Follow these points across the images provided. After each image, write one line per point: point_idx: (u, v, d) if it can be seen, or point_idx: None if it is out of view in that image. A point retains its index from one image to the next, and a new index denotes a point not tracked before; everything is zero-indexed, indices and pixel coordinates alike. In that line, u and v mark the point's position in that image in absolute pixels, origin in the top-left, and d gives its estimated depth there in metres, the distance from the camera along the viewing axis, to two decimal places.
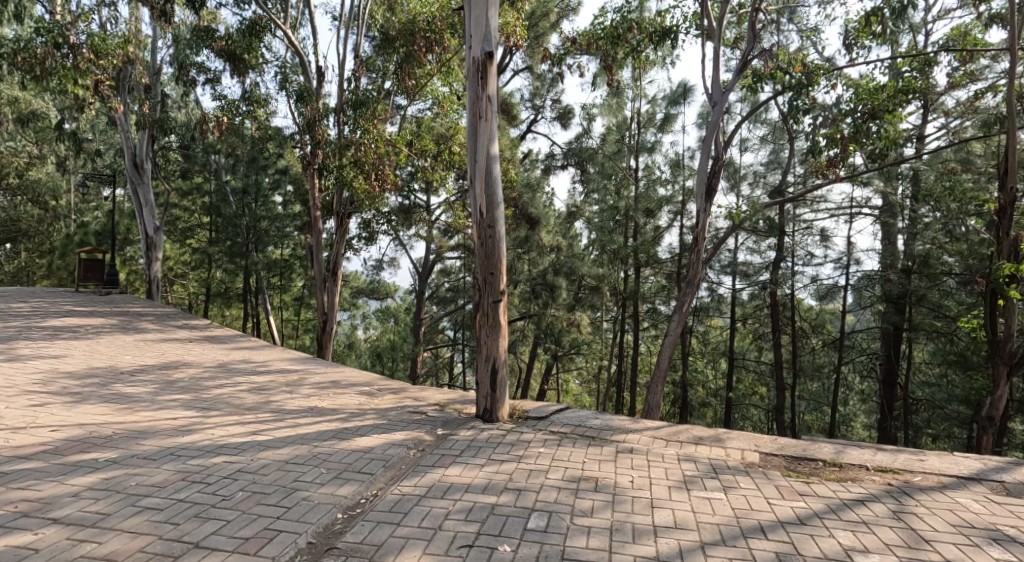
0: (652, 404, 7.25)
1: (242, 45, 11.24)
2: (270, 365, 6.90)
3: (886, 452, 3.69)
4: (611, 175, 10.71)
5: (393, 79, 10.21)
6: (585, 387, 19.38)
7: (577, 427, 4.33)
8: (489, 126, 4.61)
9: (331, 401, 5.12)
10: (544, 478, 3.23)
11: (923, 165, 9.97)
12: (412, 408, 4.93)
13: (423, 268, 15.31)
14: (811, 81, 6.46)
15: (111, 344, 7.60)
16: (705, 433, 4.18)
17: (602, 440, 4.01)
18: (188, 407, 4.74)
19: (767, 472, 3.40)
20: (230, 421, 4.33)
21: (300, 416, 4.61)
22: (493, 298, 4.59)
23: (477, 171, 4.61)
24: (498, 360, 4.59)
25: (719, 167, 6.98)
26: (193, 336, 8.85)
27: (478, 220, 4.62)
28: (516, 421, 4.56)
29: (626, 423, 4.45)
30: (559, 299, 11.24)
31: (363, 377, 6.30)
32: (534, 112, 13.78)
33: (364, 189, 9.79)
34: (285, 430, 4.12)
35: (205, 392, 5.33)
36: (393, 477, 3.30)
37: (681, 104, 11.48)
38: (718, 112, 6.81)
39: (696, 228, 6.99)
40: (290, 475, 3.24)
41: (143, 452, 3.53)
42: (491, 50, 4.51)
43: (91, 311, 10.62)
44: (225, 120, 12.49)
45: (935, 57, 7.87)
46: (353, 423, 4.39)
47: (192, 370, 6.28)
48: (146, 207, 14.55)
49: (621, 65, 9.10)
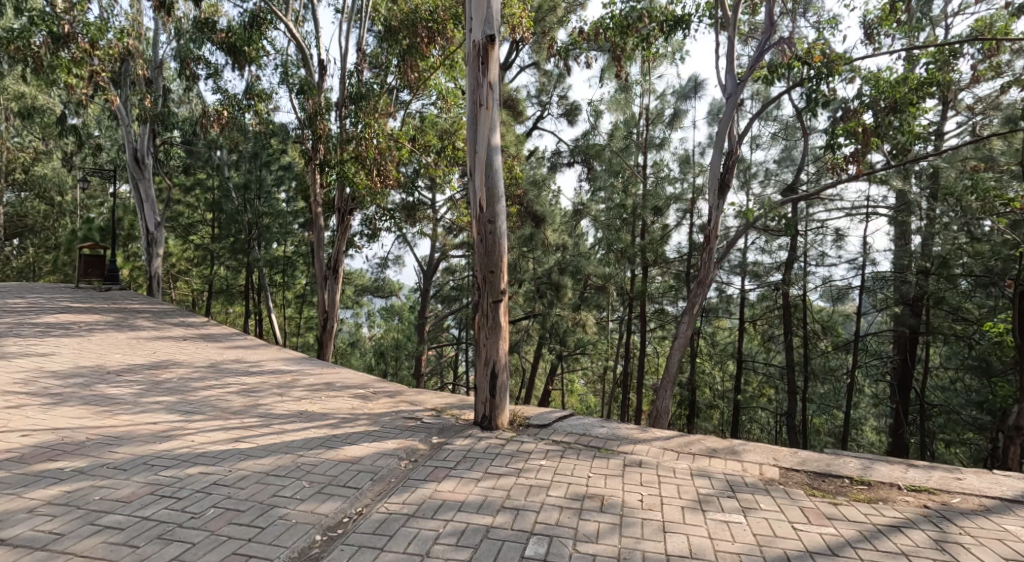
0: (660, 411, 6.95)
1: (243, 37, 10.98)
2: (263, 365, 6.65)
3: (918, 469, 3.40)
4: (618, 173, 10.38)
5: (396, 73, 9.97)
6: (591, 388, 19.08)
7: (581, 436, 4.05)
8: (490, 115, 4.35)
9: (322, 405, 4.86)
10: (544, 496, 2.96)
11: (942, 163, 9.58)
12: (407, 414, 4.66)
13: (428, 267, 15.07)
14: (834, 72, 6.09)
15: (103, 342, 7.39)
16: (719, 445, 3.90)
17: (609, 452, 3.74)
18: (171, 410, 4.49)
19: (791, 491, 3.12)
20: (212, 426, 4.07)
21: (288, 420, 4.35)
22: (493, 298, 4.31)
23: (477, 164, 4.35)
24: (498, 364, 4.32)
25: (733, 164, 6.68)
26: (189, 334, 8.63)
27: (478, 215, 4.35)
28: (517, 429, 4.28)
29: (634, 433, 4.17)
30: (564, 298, 10.98)
31: (359, 379, 6.03)
32: (540, 108, 13.49)
33: (365, 185, 9.53)
34: (270, 437, 3.87)
35: (192, 393, 5.08)
36: (380, 493, 3.03)
37: (690, 98, 11.15)
38: (732, 104, 6.50)
39: (708, 226, 6.66)
40: (269, 489, 2.99)
41: (114, 461, 3.28)
42: (492, 34, 4.24)
43: (88, 307, 10.39)
44: (224, 114, 12.26)
45: (960, 49, 7.55)
46: (344, 430, 4.14)
47: (182, 369, 6.04)
48: (146, 202, 14.37)
49: (630, 57, 8.80)
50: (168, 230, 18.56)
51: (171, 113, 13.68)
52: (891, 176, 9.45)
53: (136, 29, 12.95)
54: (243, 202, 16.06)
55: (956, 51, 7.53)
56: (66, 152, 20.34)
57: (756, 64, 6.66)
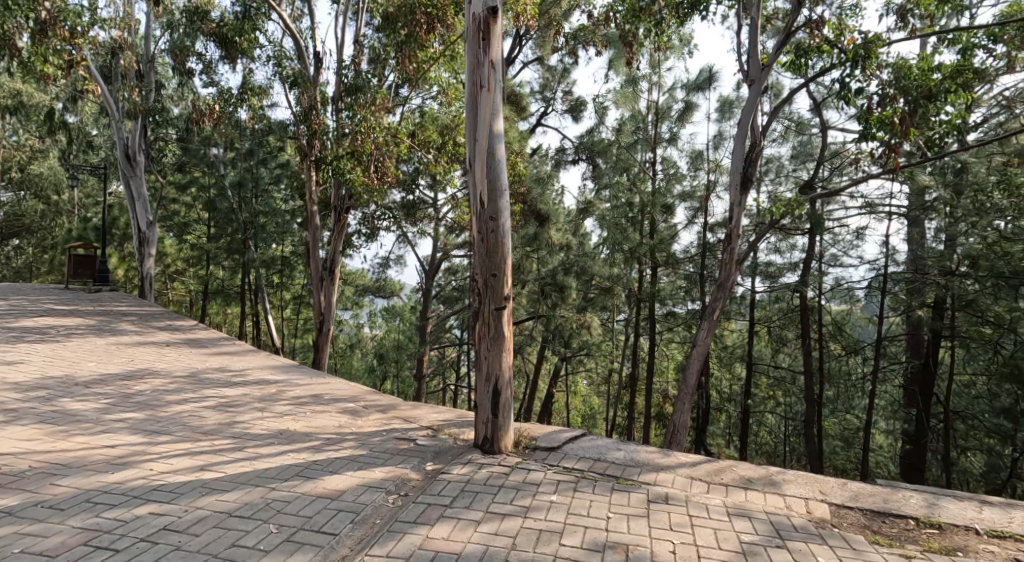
0: (678, 426, 6.43)
1: (235, 28, 10.42)
2: (248, 374, 6.19)
3: (994, 508, 2.91)
4: (624, 171, 9.93)
5: (395, 65, 9.51)
6: (595, 392, 18.59)
7: (595, 463, 3.56)
8: (492, 97, 3.86)
9: (306, 423, 4.37)
10: (557, 546, 2.47)
11: (973, 158, 9.03)
12: (400, 434, 4.18)
13: (430, 267, 14.55)
14: (870, 55, 5.29)
15: (81, 348, 6.93)
16: (755, 474, 3.40)
17: (628, 483, 3.26)
18: (134, 430, 4.00)
19: (849, 537, 2.63)
20: (177, 451, 3.58)
21: (265, 442, 3.87)
22: (495, 304, 3.82)
23: (477, 153, 3.88)
24: (501, 379, 3.83)
25: (756, 157, 6.15)
26: (173, 339, 8.16)
27: (479, 211, 3.87)
28: (522, 453, 3.80)
29: (655, 458, 3.69)
30: (568, 299, 10.56)
31: (350, 391, 5.55)
32: (544, 104, 13.02)
33: (361, 182, 9.02)
34: (242, 464, 3.39)
35: (162, 409, 4.60)
36: (361, 541, 2.55)
37: (702, 91, 10.62)
38: (757, 91, 6.00)
39: (729, 224, 6.17)
40: (229, 536, 2.50)
41: (51, 498, 2.79)
42: (495, 5, 3.75)
43: (71, 310, 9.90)
44: (217, 109, 11.83)
45: (1002, 32, 6.97)
46: (327, 454, 3.66)
47: (159, 380, 5.55)
48: (138, 200, 13.91)
49: (641, 45, 8.27)
50: (163, 230, 18.12)
51: (163, 108, 13.23)
52: (918, 171, 8.85)
53: (123, 20, 12.48)
54: (239, 200, 15.59)
55: (990, 36, 6.98)
56: (61, 150, 19.90)
57: (780, 49, 6.10)
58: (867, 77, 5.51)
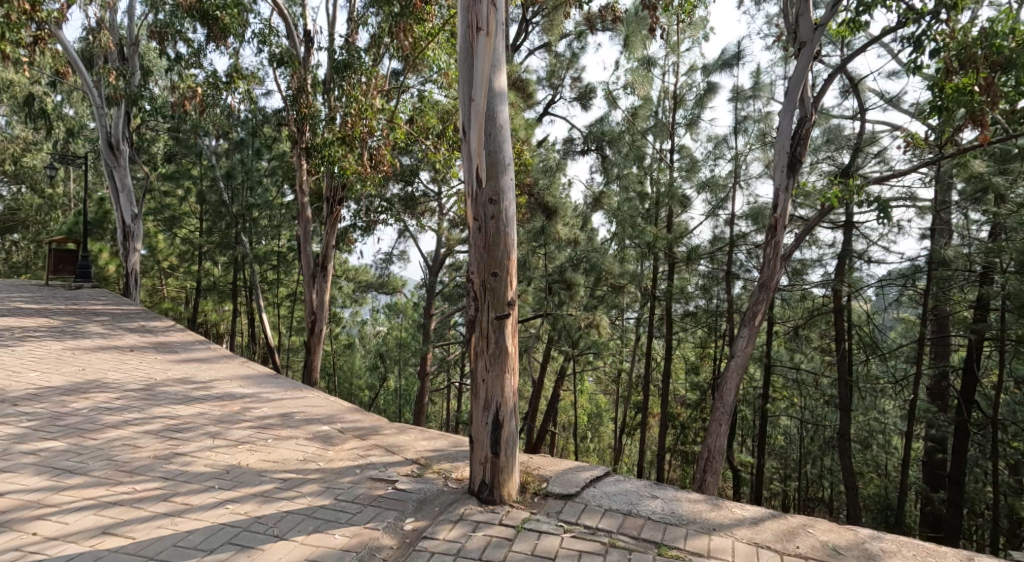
0: (712, 452, 5.54)
1: (217, 3, 9.43)
2: (214, 387, 5.34)
3: None
4: (637, 159, 9.01)
5: (391, 41, 8.67)
6: (604, 393, 17.73)
7: (627, 520, 2.74)
8: (492, 43, 3.00)
9: (264, 455, 3.56)
10: None
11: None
12: (376, 471, 3.36)
13: (433, 262, 13.73)
14: (955, 5, 4.35)
15: (30, 355, 6.10)
16: (841, 540, 2.59)
17: (674, 554, 2.45)
18: (41, 469, 3.17)
19: None
20: (83, 500, 2.78)
21: (205, 484, 3.06)
22: (496, 312, 2.98)
23: (473, 116, 3.02)
24: (503, 409, 2.99)
25: (806, 133, 5.29)
26: (141, 342, 7.32)
27: (474, 192, 3.03)
28: (529, 504, 2.95)
29: (702, 511, 2.84)
30: (577, 297, 9.42)
31: (326, 410, 4.70)
32: (552, 92, 12.21)
33: (353, 171, 8.18)
34: (158, 523, 2.58)
35: (92, 435, 3.78)
36: None
37: (726, 72, 9.69)
38: (807, 55, 5.16)
39: (775, 212, 5.33)
40: None
41: None
42: None
43: (38, 310, 9.09)
44: (200, 93, 10.94)
45: None
46: (280, 503, 2.85)
47: (103, 396, 4.73)
48: (122, 191, 12.97)
49: (665, 12, 7.28)
50: (155, 225, 17.35)
51: (148, 93, 12.32)
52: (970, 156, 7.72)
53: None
54: (229, 192, 14.67)
55: None
56: (53, 142, 19.08)
57: (835, 6, 5.18)
58: (942, 36, 4.63)
